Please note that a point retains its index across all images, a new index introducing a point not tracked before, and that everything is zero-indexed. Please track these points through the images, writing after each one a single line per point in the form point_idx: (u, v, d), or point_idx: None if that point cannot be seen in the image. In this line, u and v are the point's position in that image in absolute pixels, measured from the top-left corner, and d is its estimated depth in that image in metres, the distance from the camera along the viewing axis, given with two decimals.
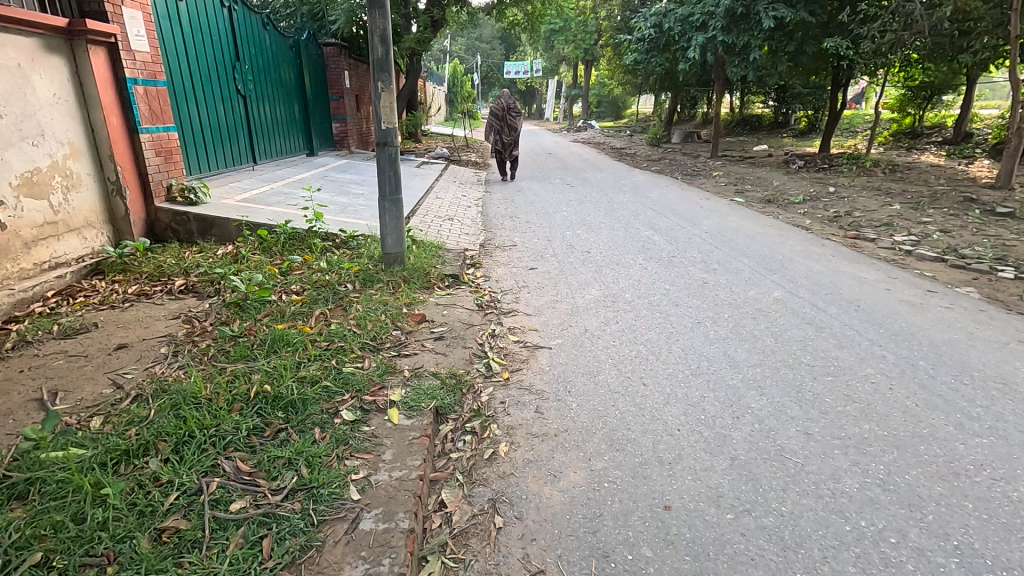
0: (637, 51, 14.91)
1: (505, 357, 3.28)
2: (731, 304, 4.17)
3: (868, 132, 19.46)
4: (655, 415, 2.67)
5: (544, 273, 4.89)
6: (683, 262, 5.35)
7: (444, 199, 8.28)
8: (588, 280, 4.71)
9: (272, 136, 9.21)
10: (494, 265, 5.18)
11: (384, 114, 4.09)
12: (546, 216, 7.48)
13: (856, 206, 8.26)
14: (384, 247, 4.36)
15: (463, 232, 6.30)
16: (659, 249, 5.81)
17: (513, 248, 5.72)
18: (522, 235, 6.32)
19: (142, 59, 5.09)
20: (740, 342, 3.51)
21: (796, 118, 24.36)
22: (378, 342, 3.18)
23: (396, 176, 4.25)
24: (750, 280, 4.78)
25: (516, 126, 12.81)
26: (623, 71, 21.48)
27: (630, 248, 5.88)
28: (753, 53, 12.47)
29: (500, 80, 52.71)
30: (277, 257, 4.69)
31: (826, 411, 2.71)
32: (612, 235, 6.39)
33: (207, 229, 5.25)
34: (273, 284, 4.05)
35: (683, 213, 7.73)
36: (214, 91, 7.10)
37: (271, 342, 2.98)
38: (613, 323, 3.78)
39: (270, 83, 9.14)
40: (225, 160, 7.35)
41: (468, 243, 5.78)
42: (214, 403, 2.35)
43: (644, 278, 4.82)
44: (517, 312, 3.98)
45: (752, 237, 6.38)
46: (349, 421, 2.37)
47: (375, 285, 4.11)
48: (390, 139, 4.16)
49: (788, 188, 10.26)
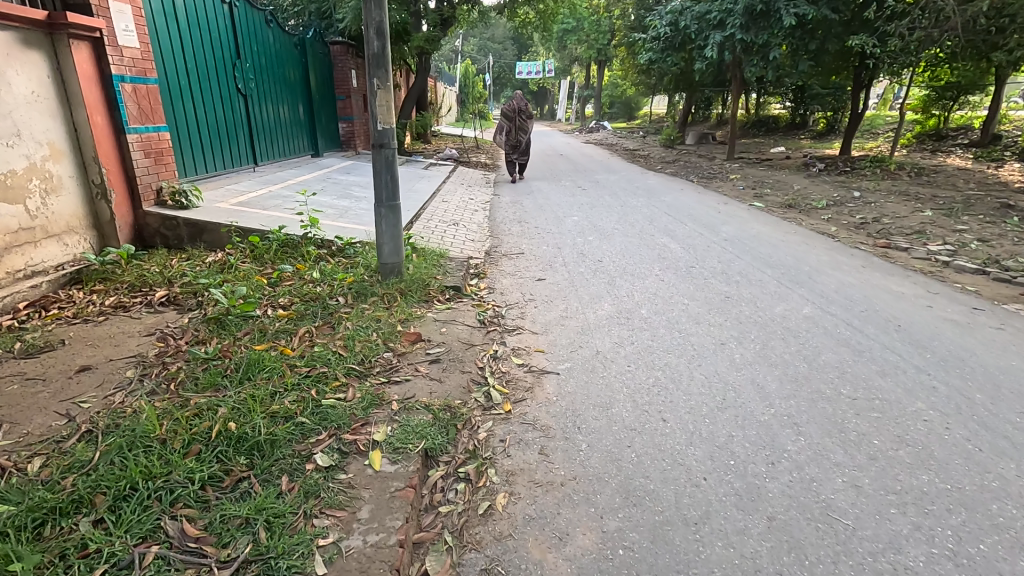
0: (652, 51, 14.52)
1: (507, 384, 2.95)
2: (757, 323, 3.81)
3: (890, 134, 18.87)
4: (676, 459, 2.32)
5: (553, 285, 4.56)
6: (702, 273, 4.98)
7: (450, 202, 7.97)
8: (600, 293, 4.37)
9: (276, 137, 8.96)
10: (499, 275, 4.86)
11: (380, 114, 3.77)
12: (555, 220, 7.15)
13: (883, 212, 7.83)
14: (381, 256, 4.05)
15: (468, 238, 5.99)
16: (676, 258, 5.45)
17: (520, 256, 5.39)
18: (531, 241, 5.99)
19: (130, 56, 4.83)
20: (770, 368, 3.15)
21: (814, 119, 23.80)
22: (366, 367, 2.86)
23: (394, 181, 3.94)
24: (776, 294, 4.41)
25: (527, 127, 12.48)
26: (637, 71, 21.06)
27: (645, 256, 5.52)
28: (773, 52, 12.02)
29: (511, 80, 52.43)
30: (267, 267, 4.40)
31: (876, 457, 2.35)
32: (626, 242, 6.03)
33: (198, 235, 4.99)
34: (260, 297, 3.76)
35: (700, 219, 7.36)
36: (212, 90, 6.84)
37: (245, 367, 2.67)
38: (627, 344, 3.44)
39: (273, 81, 8.88)
40: (222, 162, 7.08)
41: (473, 251, 5.47)
42: (168, 445, 2.04)
43: (661, 291, 4.46)
44: (522, 329, 3.66)
45: (776, 246, 5.99)
46: (323, 468, 2.05)
47: (369, 299, 3.80)
48: (388, 141, 3.84)
49: (809, 192, 9.83)
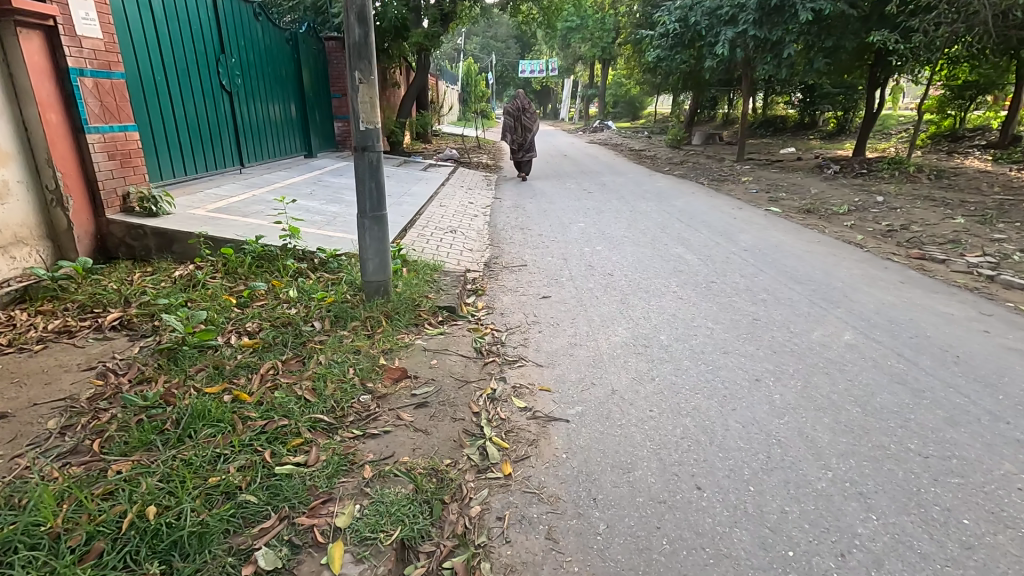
0: (660, 48, 13.99)
1: (507, 435, 2.46)
2: (796, 353, 3.31)
3: (903, 135, 18.34)
4: (720, 548, 1.84)
5: (559, 303, 4.08)
6: (723, 289, 4.50)
7: (448, 207, 7.49)
8: (611, 314, 3.89)
9: (265, 136, 8.49)
10: (499, 291, 4.38)
11: (362, 113, 3.29)
12: (561, 227, 6.66)
13: (911, 219, 7.33)
14: (364, 273, 3.56)
15: (466, 248, 5.51)
16: (693, 272, 4.97)
17: (523, 269, 4.92)
18: (534, 252, 5.50)
19: (91, 47, 4.36)
20: (818, 414, 2.66)
21: (823, 119, 23.27)
22: (338, 416, 2.38)
23: (379, 188, 3.46)
24: (810, 316, 3.92)
25: (531, 126, 12.01)
26: (642, 70, 20.52)
27: (659, 269, 5.03)
28: (787, 49, 11.50)
29: (514, 80, 52.02)
30: (239, 284, 3.92)
31: (971, 546, 1.86)
32: (638, 253, 5.55)
33: (167, 245, 4.52)
34: (224, 323, 3.27)
35: (715, 226, 6.87)
36: (191, 87, 6.38)
37: (186, 421, 2.18)
38: (649, 381, 2.95)
39: (263, 78, 8.40)
40: (202, 164, 6.60)
41: (471, 263, 5.00)
42: (61, 545, 1.56)
43: (680, 312, 3.98)
44: (525, 361, 3.17)
45: (801, 258, 5.49)
46: (265, 573, 1.57)
47: (349, 324, 3.31)
48: (372, 144, 3.37)
49: (827, 196, 9.33)
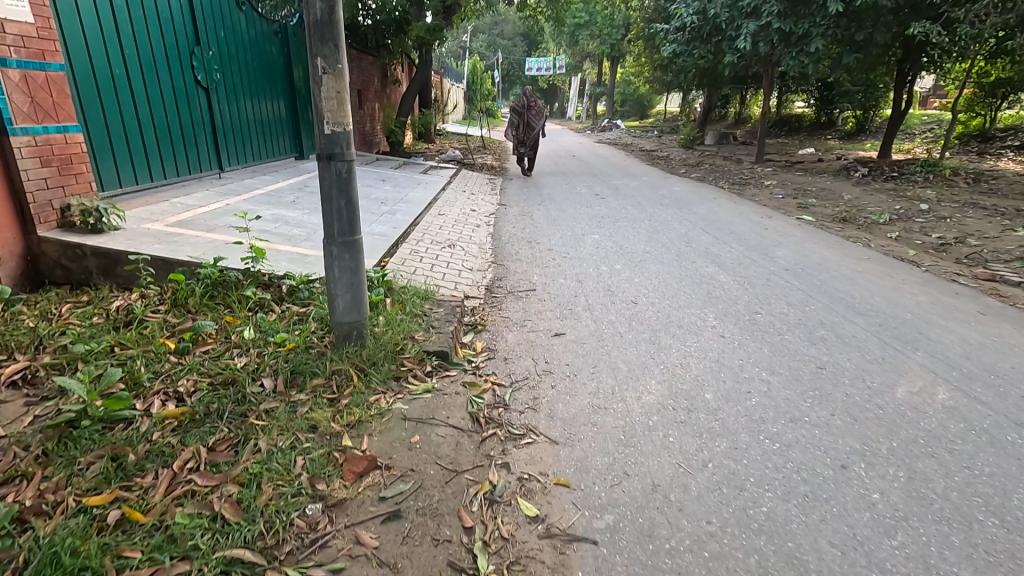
0: (677, 42, 13.21)
1: (511, 568, 1.74)
2: (883, 423, 2.56)
3: (928, 135, 17.49)
4: None
5: (574, 344, 3.34)
6: (770, 323, 3.76)
7: (447, 215, 6.78)
8: (640, 360, 3.16)
9: (250, 137, 7.79)
10: (503, 325, 3.66)
11: (327, 111, 2.56)
12: (573, 241, 5.93)
13: (965, 231, 6.54)
14: (332, 313, 2.82)
15: (465, 268, 4.79)
16: (731, 298, 4.23)
17: (531, 295, 4.19)
18: (543, 271, 4.78)
19: (19, 32, 3.67)
20: (942, 532, 1.92)
21: (841, 119, 22.39)
22: (267, 549, 1.66)
23: (350, 206, 2.73)
24: (888, 363, 3.17)
25: (535, 124, 11.60)
26: (654, 66, 19.72)
27: (691, 295, 4.29)
28: (814, 43, 10.71)
29: (521, 78, 51.23)
30: (184, 321, 3.19)
31: None
32: (663, 274, 4.81)
33: (111, 268, 3.76)
34: (150, 381, 2.54)
35: (746, 239, 6.12)
36: (157, 81, 5.69)
37: (30, 573, 1.46)
38: (699, 471, 2.21)
39: (247, 72, 7.69)
40: (171, 169, 5.93)
41: (469, 289, 4.28)
42: None
43: (725, 357, 3.23)
44: (534, 434, 2.45)
45: (854, 280, 4.74)
46: None
47: (309, 385, 2.56)
48: (340, 150, 2.64)
49: (863, 201, 8.56)
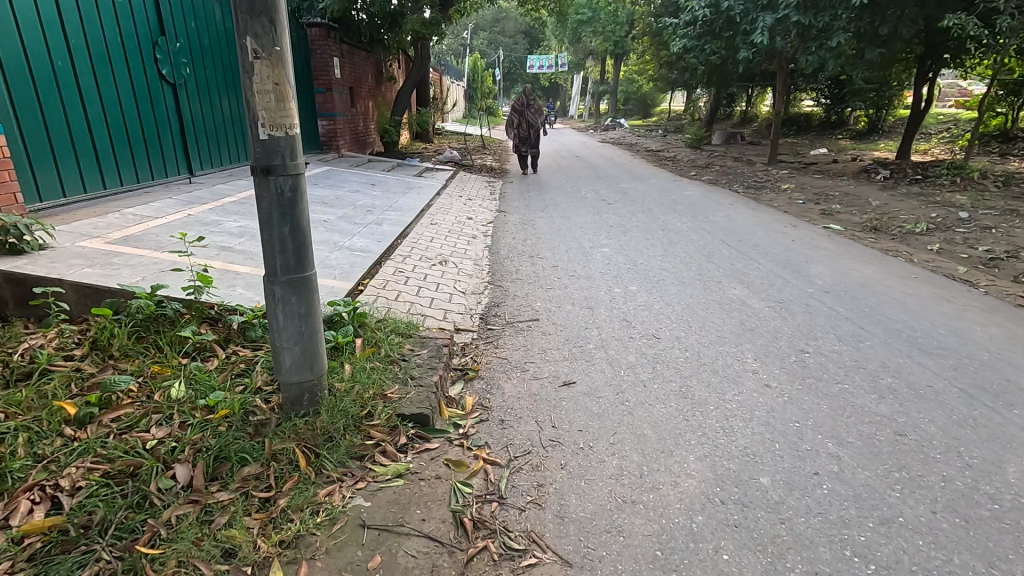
0: (687, 37, 12.56)
1: None
2: (1008, 528, 1.91)
3: (946, 135, 16.79)
4: None
5: (586, 400, 2.70)
6: (823, 366, 3.11)
7: (441, 224, 6.14)
8: (671, 423, 2.52)
9: (227, 136, 7.13)
10: (500, 370, 3.02)
11: (262, 110, 1.91)
12: (580, 256, 5.29)
13: (1015, 244, 5.89)
14: (277, 372, 2.18)
15: (456, 291, 4.15)
16: (769, 330, 3.59)
17: (533, 328, 3.55)
18: (547, 296, 4.14)
19: None
20: None
21: (853, 118, 21.68)
22: None
23: (298, 232, 2.08)
24: (984, 428, 2.52)
25: (537, 123, 11.12)
26: (660, 63, 19.08)
27: (723, 326, 3.65)
28: (835, 37, 10.03)
29: (522, 75, 50.44)
30: (101, 373, 2.55)
31: None
32: (685, 298, 4.17)
33: (27, 298, 3.09)
34: (25, 472, 1.91)
35: (774, 253, 5.48)
36: (111, 74, 5.05)
37: None
38: None
39: (224, 66, 7.02)
40: (129, 174, 5.31)
41: (460, 319, 3.64)
42: None
43: (776, 417, 2.58)
44: (538, 549, 1.80)
45: (906, 305, 4.09)
46: None
47: (238, 476, 1.92)
48: (282, 161, 1.98)
49: (892, 208, 7.91)
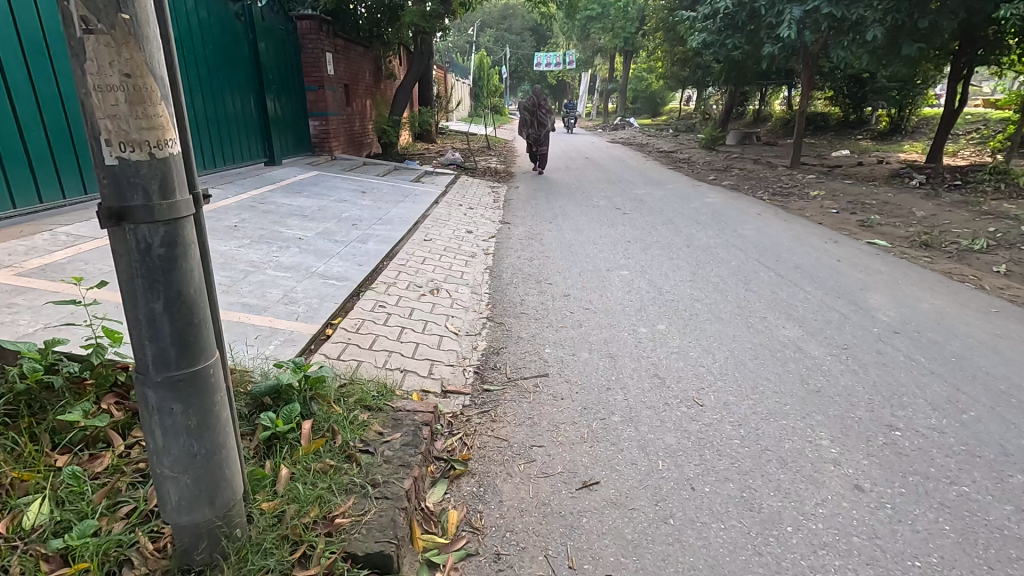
0: (706, 31, 11.71)
1: None
2: None
3: (976, 137, 15.90)
4: None
5: (614, 516, 1.96)
6: (925, 454, 2.34)
7: (436, 240, 5.41)
8: (738, 562, 1.77)
9: (200, 139, 6.43)
10: (498, 459, 2.27)
11: (103, 116, 1.16)
12: (596, 281, 4.52)
13: None
14: (161, 511, 1.44)
15: (448, 333, 3.41)
16: (841, 393, 2.83)
17: (541, 390, 2.80)
18: (558, 339, 3.39)
19: None
20: None
21: (874, 117, 20.75)
22: None
23: (182, 305, 1.33)
24: None
25: (546, 122, 10.45)
26: (674, 59, 18.20)
27: (782, 386, 2.88)
28: (870, 31, 9.20)
29: (529, 73, 49.56)
30: None
31: None
32: (726, 342, 3.41)
33: None
34: None
35: (820, 278, 4.71)
36: (50, 70, 4.36)
37: None
38: None
39: (196, 60, 6.30)
40: (74, 184, 4.64)
41: (450, 375, 2.90)
42: None
43: (885, 550, 1.83)
44: None
45: (1002, 354, 3.32)
46: None
47: None
48: (144, 199, 1.23)
49: (940, 219, 7.10)
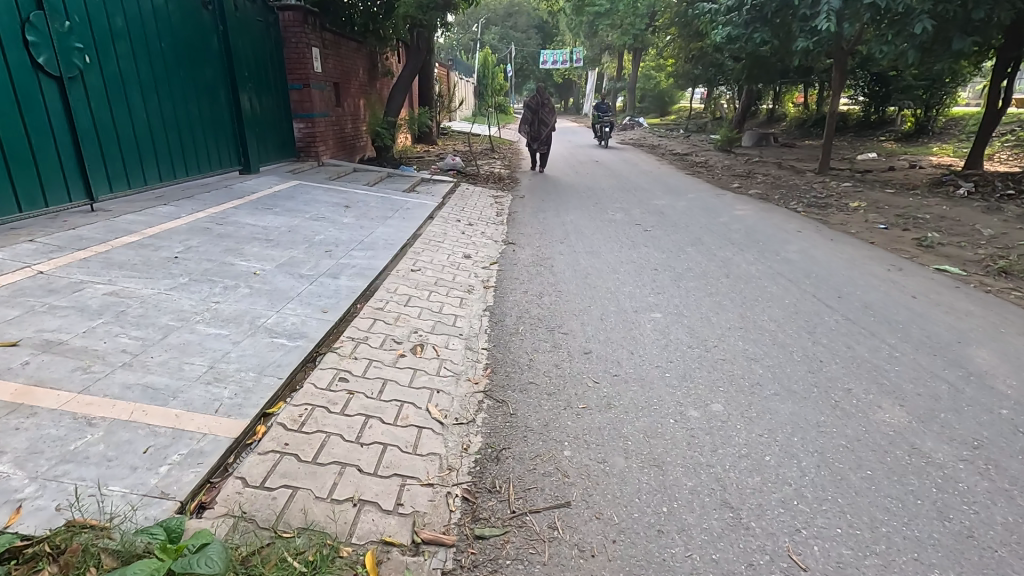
0: (731, 25, 10.72)
1: None
2: None
3: (1013, 139, 14.84)
4: None
5: None
6: None
7: (425, 269, 4.49)
8: None
9: (155, 147, 5.52)
10: None
11: None
12: (622, 330, 3.60)
13: None
14: None
15: (428, 421, 2.48)
16: (1006, 543, 1.90)
17: (559, 538, 1.88)
18: (580, 431, 2.47)
19: None
20: None
21: (899, 118, 19.69)
22: None
23: None
24: None
25: (552, 122, 9.57)
26: (689, 55, 17.14)
27: (914, 528, 1.96)
28: (919, 22, 8.21)
29: (534, 71, 48.47)
30: None
31: None
32: (811, 437, 2.48)
33: None
34: None
35: (902, 325, 3.77)
36: None
37: None
38: None
39: (148, 55, 5.40)
40: None
41: (427, 508, 1.97)
42: None
43: None
44: None
45: None
46: None
47: None
48: None
49: (1011, 239, 6.14)
